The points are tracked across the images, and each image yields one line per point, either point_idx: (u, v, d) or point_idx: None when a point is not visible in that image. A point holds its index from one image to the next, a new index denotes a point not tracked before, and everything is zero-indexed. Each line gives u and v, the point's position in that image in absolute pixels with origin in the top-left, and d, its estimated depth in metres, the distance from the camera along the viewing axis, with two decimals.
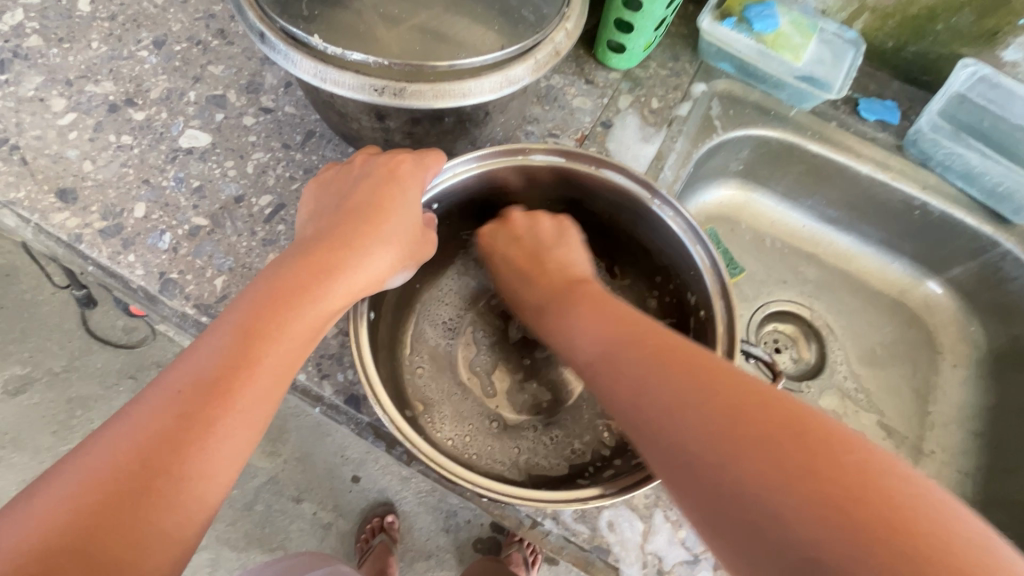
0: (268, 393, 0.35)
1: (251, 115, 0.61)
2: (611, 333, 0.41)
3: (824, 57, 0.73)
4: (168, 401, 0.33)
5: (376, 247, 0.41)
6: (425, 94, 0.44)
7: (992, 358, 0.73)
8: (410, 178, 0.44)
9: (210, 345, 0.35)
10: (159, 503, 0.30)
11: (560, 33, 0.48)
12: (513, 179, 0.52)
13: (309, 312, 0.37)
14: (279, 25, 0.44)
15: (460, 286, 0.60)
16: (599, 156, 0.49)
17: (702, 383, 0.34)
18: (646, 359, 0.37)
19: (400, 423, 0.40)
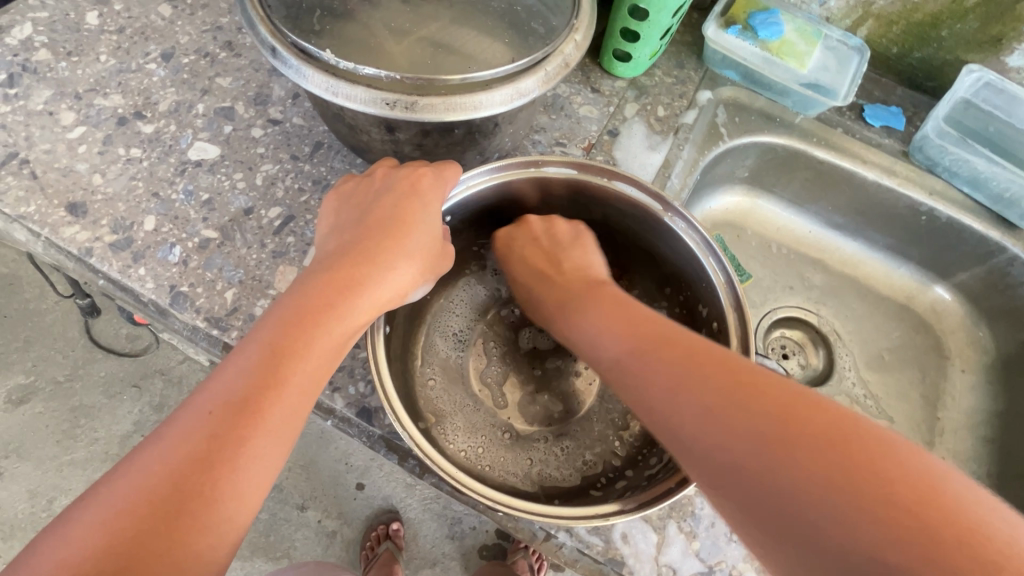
0: (296, 411, 0.35)
1: (259, 127, 0.61)
2: (633, 335, 0.41)
3: (829, 64, 0.73)
4: (200, 422, 0.33)
5: (399, 261, 0.41)
6: (437, 108, 0.44)
7: (1000, 363, 0.73)
8: (430, 192, 0.44)
9: (239, 364, 0.35)
10: (192, 526, 0.30)
11: (569, 44, 0.48)
12: (523, 190, 0.52)
13: (335, 329, 0.37)
14: (290, 40, 0.44)
15: (471, 297, 0.60)
16: (610, 167, 0.49)
17: (728, 382, 0.35)
18: (670, 359, 0.38)
19: (419, 440, 0.40)
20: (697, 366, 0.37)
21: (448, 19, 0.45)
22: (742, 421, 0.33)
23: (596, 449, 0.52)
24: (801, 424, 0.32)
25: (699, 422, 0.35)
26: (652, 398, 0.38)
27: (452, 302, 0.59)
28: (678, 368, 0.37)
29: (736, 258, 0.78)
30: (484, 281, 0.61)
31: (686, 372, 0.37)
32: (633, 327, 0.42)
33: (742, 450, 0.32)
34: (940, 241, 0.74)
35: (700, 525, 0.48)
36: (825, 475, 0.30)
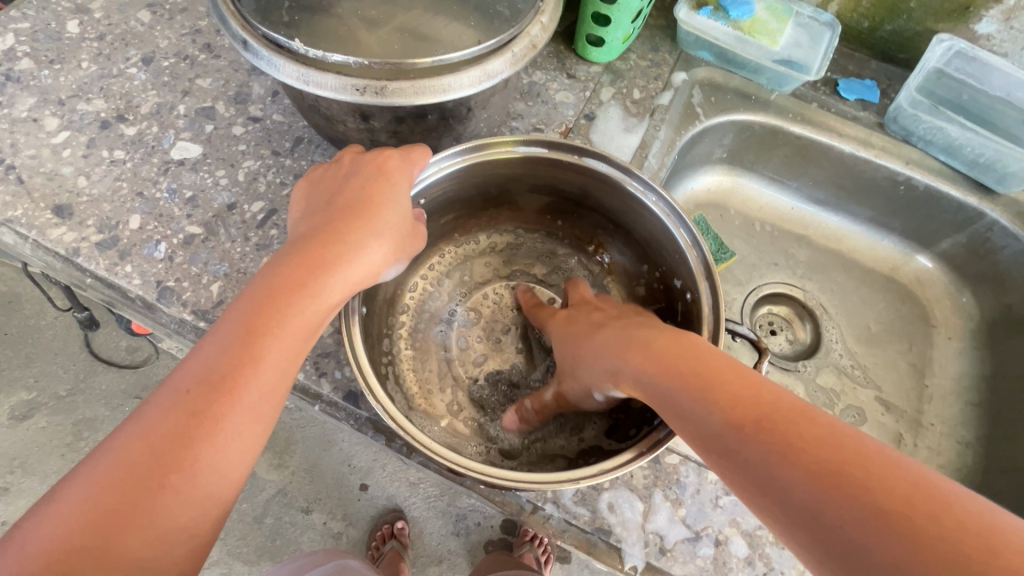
0: (274, 390, 0.36)
1: (240, 125, 0.62)
2: (656, 358, 0.40)
3: (801, 40, 0.74)
4: (177, 400, 0.34)
5: (370, 241, 0.42)
6: (406, 92, 0.45)
7: (985, 329, 0.74)
8: (399, 173, 0.45)
9: (215, 344, 0.35)
10: (174, 497, 0.32)
11: (535, 26, 0.49)
12: (497, 170, 0.53)
13: (308, 308, 0.38)
14: (261, 32, 0.45)
15: (453, 281, 0.61)
16: (581, 145, 0.49)
17: (762, 411, 0.33)
18: (763, 423, 0.32)
19: (394, 412, 0.40)
20: (729, 394, 0.34)
21: (413, 7, 0.46)
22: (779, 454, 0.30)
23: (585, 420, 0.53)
24: (842, 456, 0.29)
25: (733, 454, 0.32)
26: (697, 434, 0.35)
27: (435, 285, 0.60)
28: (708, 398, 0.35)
29: (718, 236, 0.79)
30: (466, 265, 0.62)
31: (720, 398, 0.35)
32: (659, 348, 0.40)
33: (780, 486, 0.30)
34: (921, 210, 0.75)
35: (685, 492, 0.49)
36: (867, 510, 0.27)
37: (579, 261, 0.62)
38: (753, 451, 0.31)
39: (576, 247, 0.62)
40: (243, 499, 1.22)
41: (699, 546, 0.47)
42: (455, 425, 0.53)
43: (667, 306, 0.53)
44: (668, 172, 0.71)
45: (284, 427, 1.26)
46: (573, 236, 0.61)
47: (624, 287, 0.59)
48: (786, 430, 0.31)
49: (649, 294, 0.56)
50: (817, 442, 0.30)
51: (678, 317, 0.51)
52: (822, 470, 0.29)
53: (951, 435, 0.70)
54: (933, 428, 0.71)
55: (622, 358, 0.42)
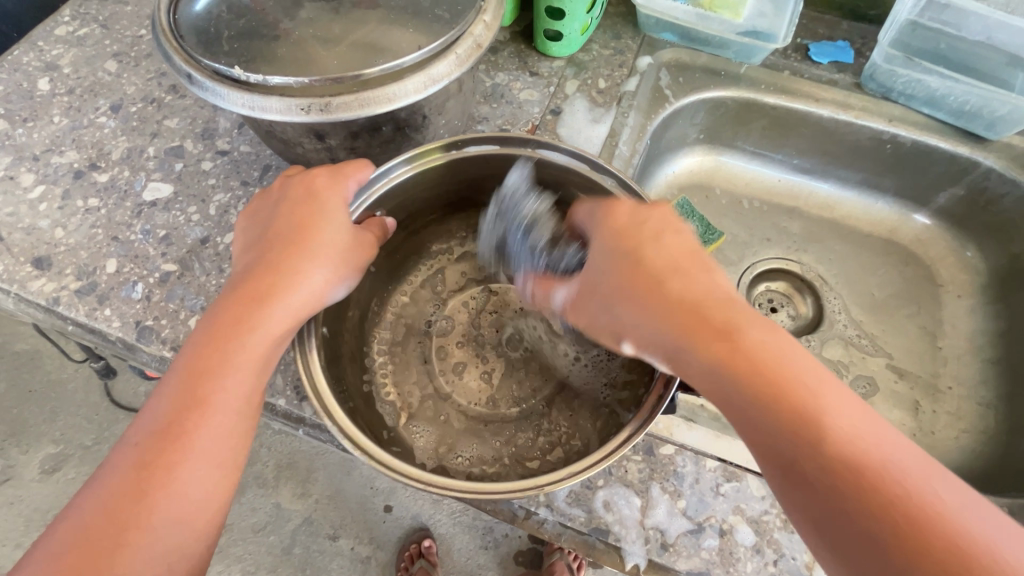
0: (225, 438, 0.36)
1: (208, 159, 0.63)
2: (724, 349, 0.33)
3: (765, 9, 0.72)
4: (129, 455, 0.34)
5: (308, 265, 0.41)
6: (352, 105, 0.45)
7: (994, 283, 0.70)
8: (326, 188, 0.44)
9: (163, 394, 0.36)
10: (131, 555, 0.32)
11: (479, 26, 0.48)
12: (454, 173, 0.52)
13: (251, 344, 0.38)
14: (204, 64, 0.46)
15: (430, 290, 0.61)
16: (532, 137, 0.49)
17: (835, 437, 0.30)
18: (835, 453, 0.29)
19: (350, 434, 0.39)
20: (858, 472, 0.29)
21: (353, 28, 0.46)
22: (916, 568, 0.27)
23: (572, 415, 0.52)
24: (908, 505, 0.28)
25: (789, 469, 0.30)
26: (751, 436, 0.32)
27: (411, 297, 0.61)
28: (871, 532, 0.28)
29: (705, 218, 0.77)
30: (441, 274, 0.62)
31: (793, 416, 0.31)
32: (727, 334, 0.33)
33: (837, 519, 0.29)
34: (912, 167, 0.72)
35: (684, 483, 0.47)
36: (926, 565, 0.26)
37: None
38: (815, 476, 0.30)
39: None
40: (268, 532, 1.22)
41: (703, 538, 0.45)
42: (443, 434, 0.53)
43: None
44: (642, 158, 0.69)
45: (302, 455, 1.26)
46: None
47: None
48: (847, 457, 0.29)
49: None
50: (878, 480, 0.28)
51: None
52: (889, 517, 0.28)
53: (969, 397, 0.66)
54: (950, 392, 0.67)
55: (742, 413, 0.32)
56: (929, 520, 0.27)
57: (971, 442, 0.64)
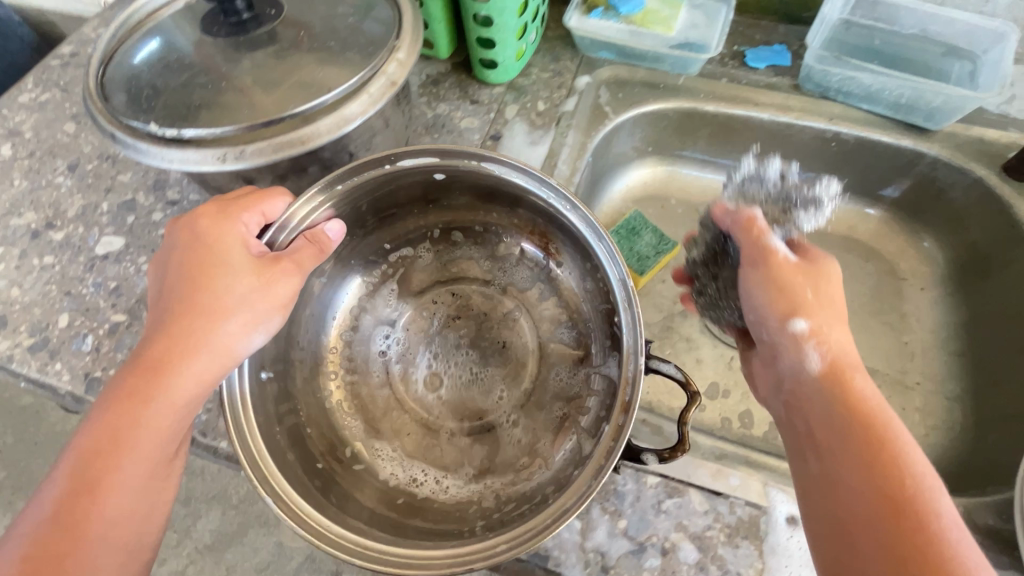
0: (136, 501, 0.40)
1: (159, 210, 0.65)
2: (839, 385, 0.41)
3: (697, 20, 0.73)
4: (29, 534, 0.37)
5: (211, 325, 0.43)
6: (263, 151, 0.46)
7: (955, 272, 0.69)
8: (215, 233, 0.45)
9: (64, 471, 0.39)
10: None
11: (391, 64, 0.50)
12: (398, 184, 0.54)
13: (151, 417, 0.41)
14: (125, 123, 0.48)
15: (391, 296, 0.64)
16: (477, 151, 0.50)
17: (885, 466, 0.37)
18: (873, 472, 0.37)
19: (290, 504, 0.43)
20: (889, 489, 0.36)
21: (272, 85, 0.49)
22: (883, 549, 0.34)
23: (534, 422, 0.57)
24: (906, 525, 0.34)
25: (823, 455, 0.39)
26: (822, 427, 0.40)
27: (372, 304, 0.63)
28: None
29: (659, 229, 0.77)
30: (403, 279, 0.64)
31: (865, 439, 0.38)
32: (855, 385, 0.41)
33: (842, 495, 0.37)
34: (859, 163, 0.71)
35: (624, 502, 0.46)
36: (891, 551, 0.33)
37: (525, 252, 0.62)
38: (846, 470, 0.38)
39: (520, 241, 0.62)
40: None
41: (645, 558, 0.44)
42: (402, 450, 0.57)
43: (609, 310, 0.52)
44: (586, 175, 0.70)
45: None
46: (506, 228, 0.61)
47: (569, 284, 0.60)
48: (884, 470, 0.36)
49: (593, 293, 0.56)
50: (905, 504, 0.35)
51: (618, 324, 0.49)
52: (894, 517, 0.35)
53: (937, 392, 0.64)
54: (919, 387, 0.65)
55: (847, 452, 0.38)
56: (924, 542, 0.33)
57: (942, 439, 0.62)
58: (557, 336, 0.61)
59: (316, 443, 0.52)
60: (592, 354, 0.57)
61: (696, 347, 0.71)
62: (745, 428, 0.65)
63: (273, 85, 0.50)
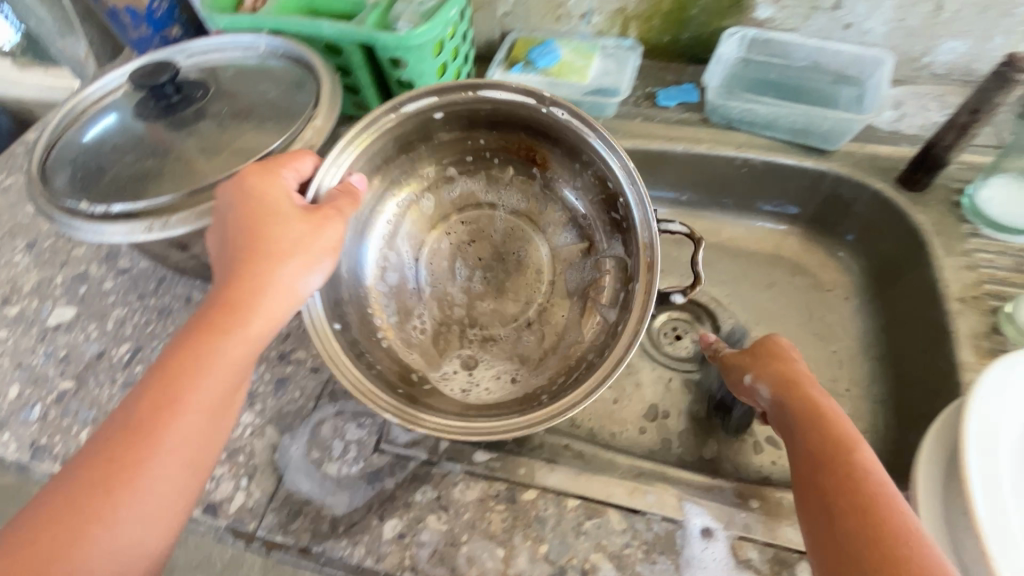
0: (201, 429, 0.40)
1: (110, 279, 0.68)
2: (794, 392, 0.48)
3: (609, 68, 0.80)
4: (96, 453, 0.38)
5: (276, 269, 0.45)
6: (188, 219, 0.50)
7: (871, 280, 0.72)
8: (262, 185, 0.47)
9: (134, 396, 0.40)
10: (89, 548, 0.35)
11: (308, 131, 0.56)
12: (410, 124, 0.60)
13: (225, 351, 0.43)
14: (62, 203, 0.53)
15: (405, 242, 0.65)
16: (472, 82, 0.57)
17: (836, 450, 0.41)
18: (826, 453, 0.41)
19: (403, 414, 0.49)
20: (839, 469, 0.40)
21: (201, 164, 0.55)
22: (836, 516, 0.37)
23: (563, 313, 0.64)
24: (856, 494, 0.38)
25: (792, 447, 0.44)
26: (785, 430, 0.46)
27: (387, 249, 0.64)
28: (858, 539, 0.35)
29: None
30: (410, 228, 0.66)
31: (816, 427, 0.43)
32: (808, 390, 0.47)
33: (807, 475, 0.41)
34: (771, 185, 0.76)
35: (546, 527, 0.48)
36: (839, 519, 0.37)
37: (516, 170, 0.67)
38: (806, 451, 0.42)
39: (507, 160, 0.66)
40: None
41: None
42: (463, 362, 0.62)
43: (603, 200, 0.61)
44: None
45: None
46: (496, 151, 0.65)
47: (567, 192, 0.65)
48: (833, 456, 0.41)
49: (586, 187, 0.63)
50: (856, 477, 0.39)
51: (617, 208, 0.59)
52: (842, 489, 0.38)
53: (864, 397, 0.66)
54: (848, 394, 0.67)
55: (800, 448, 0.43)
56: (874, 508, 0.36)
57: (871, 443, 0.63)
58: (564, 240, 0.67)
59: (388, 373, 0.55)
60: (598, 241, 0.64)
61: (635, 371, 0.73)
62: (685, 448, 0.67)
63: (200, 162, 0.55)
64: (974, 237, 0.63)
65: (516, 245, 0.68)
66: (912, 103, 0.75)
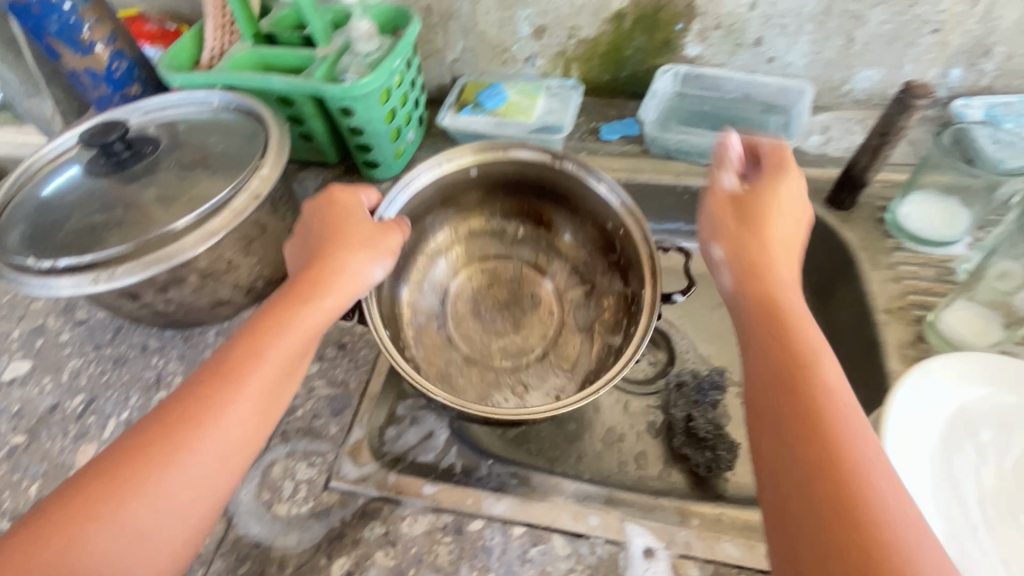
0: (275, 380, 0.46)
1: (67, 331, 0.69)
2: (765, 278, 0.46)
3: (553, 106, 0.84)
4: (193, 386, 0.44)
5: (347, 256, 0.51)
6: (133, 270, 0.52)
7: (810, 296, 0.76)
8: (345, 199, 0.56)
9: (226, 347, 0.46)
10: (176, 467, 0.40)
11: (254, 180, 0.58)
12: (444, 186, 0.66)
13: (304, 317, 0.48)
14: (11, 261, 0.55)
15: (432, 292, 0.70)
16: (502, 142, 0.64)
17: (800, 348, 0.41)
18: (785, 348, 0.41)
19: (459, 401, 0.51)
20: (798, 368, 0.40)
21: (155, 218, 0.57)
22: (788, 409, 0.38)
23: (575, 345, 0.68)
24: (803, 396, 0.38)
25: (753, 335, 0.43)
26: (751, 312, 0.45)
27: (417, 296, 0.68)
28: (817, 462, 0.35)
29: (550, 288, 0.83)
30: (434, 280, 0.70)
31: (779, 325, 0.43)
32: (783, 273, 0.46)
33: (767, 364, 0.41)
34: None
35: (492, 556, 0.49)
36: (788, 410, 0.38)
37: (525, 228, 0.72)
38: (767, 342, 0.42)
39: (518, 221, 0.72)
40: None
41: None
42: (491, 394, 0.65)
43: (606, 247, 0.67)
44: None
45: None
46: (511, 208, 0.71)
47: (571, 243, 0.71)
48: (792, 353, 0.41)
49: (589, 236, 0.69)
50: (809, 377, 0.39)
51: (615, 249, 0.65)
52: (797, 391, 0.38)
53: None
54: None
55: (765, 351, 0.42)
56: (816, 415, 0.37)
57: None
58: (568, 286, 0.72)
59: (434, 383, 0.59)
60: (598, 281, 0.69)
61: None
62: (642, 469, 0.67)
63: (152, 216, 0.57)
64: (898, 251, 0.67)
65: (531, 290, 0.72)
66: (837, 128, 0.80)
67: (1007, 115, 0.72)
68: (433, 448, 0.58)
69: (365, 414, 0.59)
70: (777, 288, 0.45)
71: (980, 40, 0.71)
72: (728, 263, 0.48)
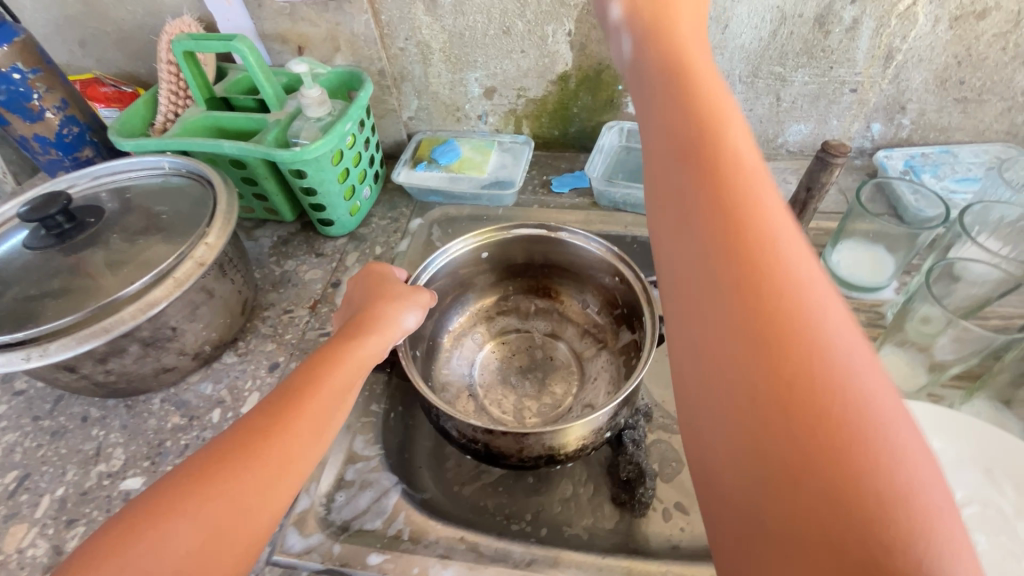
0: (342, 398, 0.49)
1: (4, 403, 0.67)
2: (669, 40, 0.41)
3: (505, 161, 0.87)
4: (270, 402, 0.46)
5: (393, 309, 0.60)
6: (69, 345, 0.51)
7: None
8: (381, 269, 0.67)
9: (295, 372, 0.49)
10: (258, 467, 0.41)
11: (199, 248, 0.59)
12: (465, 264, 0.76)
13: (362, 349, 0.53)
14: None
15: (457, 364, 0.78)
16: (501, 228, 0.75)
17: (708, 110, 0.36)
18: (690, 112, 0.36)
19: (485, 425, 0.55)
20: (705, 131, 0.35)
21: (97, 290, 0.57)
22: (694, 184, 0.34)
23: (596, 394, 0.72)
24: (716, 166, 0.34)
25: (655, 103, 0.39)
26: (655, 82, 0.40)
27: (444, 375, 0.76)
28: (729, 264, 0.31)
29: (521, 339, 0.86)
30: (458, 354, 0.79)
31: (688, 88, 0.38)
32: (690, 37, 0.42)
33: (668, 135, 0.36)
34: None
35: None
36: (697, 188, 0.33)
37: (539, 304, 0.82)
38: (671, 110, 0.37)
39: (531, 299, 0.82)
40: None
41: None
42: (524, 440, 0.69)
43: (613, 303, 0.74)
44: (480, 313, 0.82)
45: None
46: (523, 288, 0.82)
47: (580, 309, 0.79)
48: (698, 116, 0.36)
49: (596, 297, 0.76)
50: (718, 141, 0.35)
51: (619, 302, 0.72)
52: (705, 159, 0.34)
53: None
54: None
55: (672, 126, 0.36)
56: (727, 189, 0.33)
57: None
58: (583, 344, 0.78)
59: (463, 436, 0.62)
60: (608, 338, 0.75)
61: None
62: (597, 520, 0.65)
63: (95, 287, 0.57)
64: None
65: (551, 351, 0.79)
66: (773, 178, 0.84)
67: (924, 166, 0.78)
68: (380, 514, 0.57)
69: (315, 481, 0.59)
70: (685, 51, 0.40)
71: (895, 98, 0.76)
72: (635, 52, 0.43)
